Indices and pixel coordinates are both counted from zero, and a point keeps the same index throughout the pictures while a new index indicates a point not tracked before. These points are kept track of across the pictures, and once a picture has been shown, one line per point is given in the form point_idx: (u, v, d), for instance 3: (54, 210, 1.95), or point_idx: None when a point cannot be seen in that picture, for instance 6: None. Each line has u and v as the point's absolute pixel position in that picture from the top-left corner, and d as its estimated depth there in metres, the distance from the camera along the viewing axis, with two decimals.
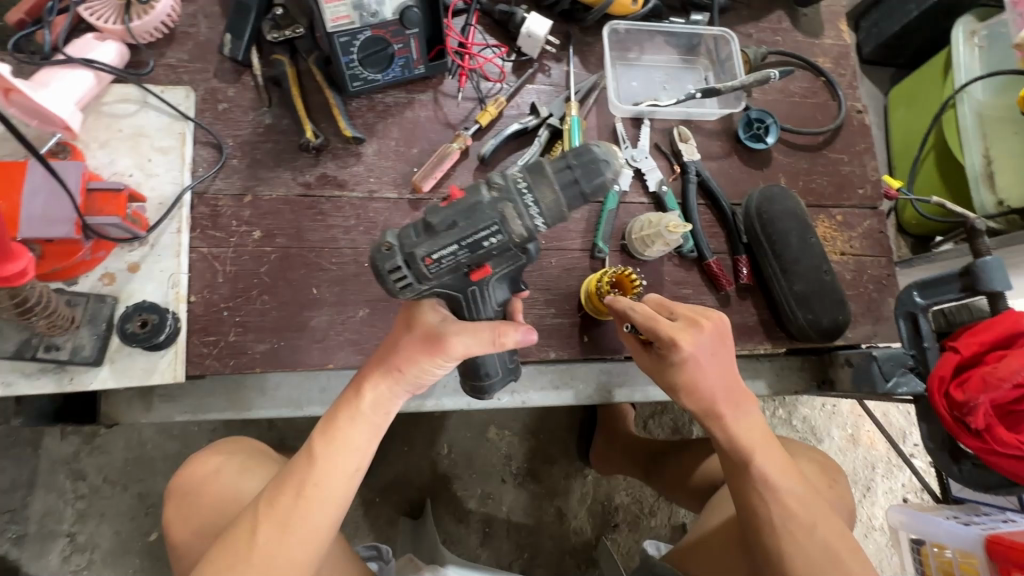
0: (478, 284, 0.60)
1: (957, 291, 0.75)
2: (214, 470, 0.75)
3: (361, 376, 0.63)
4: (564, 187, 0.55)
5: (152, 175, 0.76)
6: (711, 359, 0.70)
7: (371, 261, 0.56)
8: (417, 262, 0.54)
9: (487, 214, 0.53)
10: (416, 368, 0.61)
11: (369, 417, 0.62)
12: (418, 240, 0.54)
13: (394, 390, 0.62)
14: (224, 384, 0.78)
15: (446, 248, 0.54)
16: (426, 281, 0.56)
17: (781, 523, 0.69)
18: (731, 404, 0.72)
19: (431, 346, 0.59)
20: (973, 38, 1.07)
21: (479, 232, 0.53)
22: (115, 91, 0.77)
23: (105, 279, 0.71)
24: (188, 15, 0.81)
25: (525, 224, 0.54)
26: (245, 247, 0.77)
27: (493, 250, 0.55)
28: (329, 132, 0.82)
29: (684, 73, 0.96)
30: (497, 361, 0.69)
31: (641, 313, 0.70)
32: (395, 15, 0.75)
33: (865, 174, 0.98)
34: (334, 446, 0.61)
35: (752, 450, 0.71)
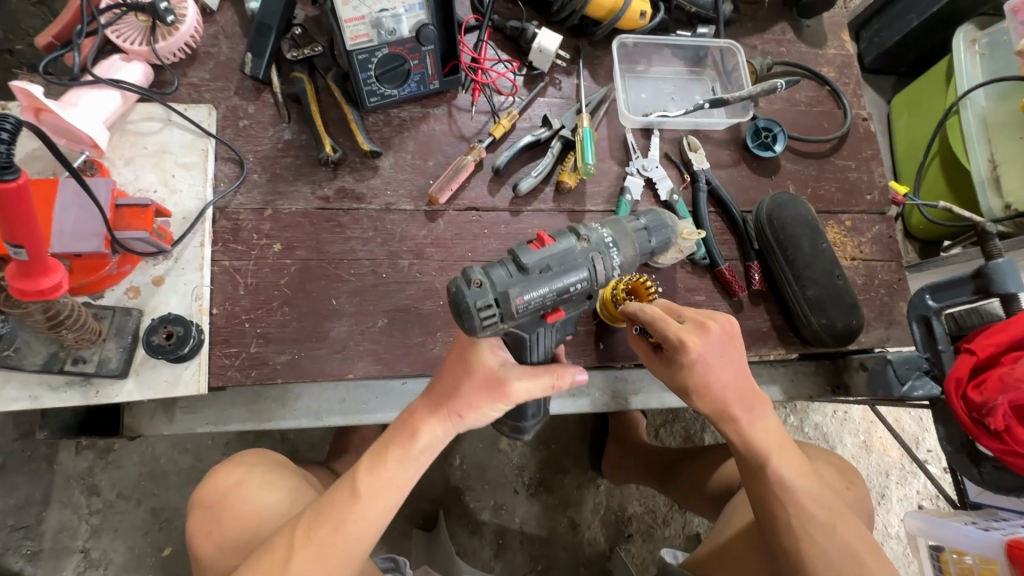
0: (544, 328, 0.65)
1: (969, 293, 0.76)
2: (237, 483, 0.75)
3: (411, 414, 0.64)
4: (638, 246, 0.69)
5: (176, 191, 0.77)
6: (723, 360, 0.70)
7: (457, 299, 0.58)
8: (509, 302, 0.59)
9: (582, 263, 0.63)
10: (475, 413, 0.63)
11: (415, 455, 0.63)
12: (515, 282, 0.59)
13: (438, 429, 0.63)
14: (244, 396, 0.79)
15: (538, 290, 0.60)
16: (509, 320, 0.60)
17: (801, 527, 0.69)
18: (745, 407, 0.72)
19: (494, 390, 0.62)
20: (974, 45, 1.09)
21: (571, 278, 0.62)
22: (140, 110, 0.79)
23: (130, 293, 0.72)
24: (210, 35, 0.84)
25: (607, 273, 0.65)
26: (266, 259, 0.78)
27: (574, 295, 0.64)
28: (347, 146, 0.83)
29: (692, 84, 0.98)
30: (532, 407, 0.76)
31: (651, 315, 0.70)
32: (412, 33, 0.78)
33: (872, 180, 0.99)
34: (377, 480, 0.62)
35: (770, 453, 0.71)
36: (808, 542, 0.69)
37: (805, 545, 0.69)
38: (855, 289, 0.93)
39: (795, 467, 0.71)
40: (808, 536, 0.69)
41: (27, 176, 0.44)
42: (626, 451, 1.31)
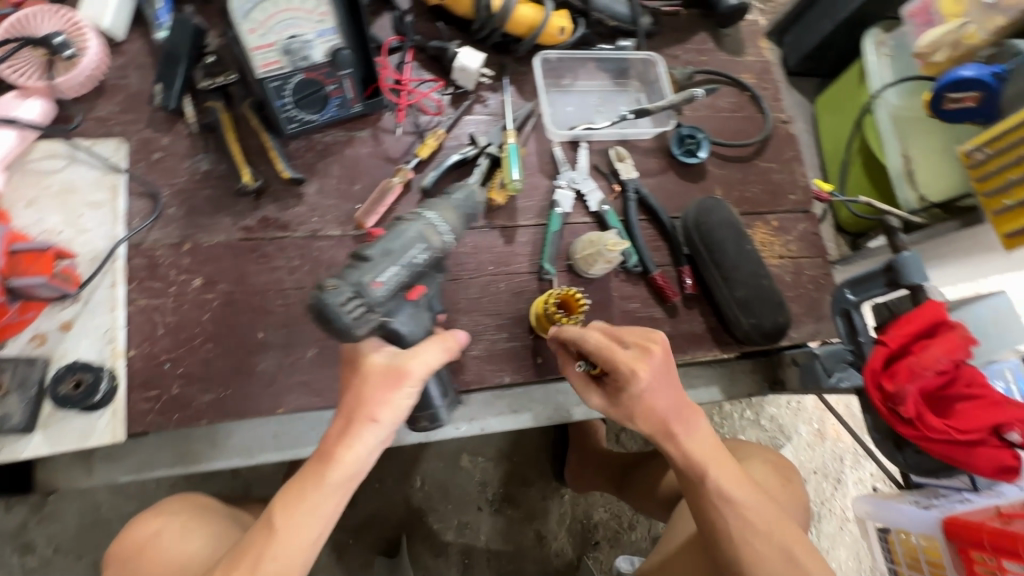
0: (414, 308, 0.65)
1: (882, 285, 0.79)
2: (155, 533, 0.72)
3: (335, 438, 0.58)
4: (464, 208, 0.69)
5: (84, 230, 0.74)
6: (658, 382, 0.70)
7: (320, 305, 0.56)
8: (366, 291, 0.58)
9: (416, 236, 0.62)
10: (389, 410, 0.59)
11: (339, 483, 0.59)
12: (360, 270, 0.58)
13: (363, 447, 0.58)
14: (168, 439, 0.75)
15: (388, 270, 0.60)
16: (376, 309, 0.59)
17: (741, 537, 0.70)
18: (682, 424, 0.72)
19: (392, 377, 0.59)
20: (881, 48, 1.15)
21: (413, 250, 0.62)
22: (41, 148, 0.75)
23: (35, 341, 0.69)
24: (117, 67, 0.81)
25: (444, 239, 0.65)
26: (186, 296, 0.75)
27: (425, 266, 0.64)
28: (269, 174, 0.82)
29: (617, 95, 1.00)
30: (434, 387, 0.70)
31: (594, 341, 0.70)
32: (326, 58, 0.76)
33: (795, 181, 1.03)
34: (295, 513, 0.58)
35: (707, 464, 0.72)
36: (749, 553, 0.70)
37: (744, 553, 0.70)
38: (784, 287, 0.96)
39: (734, 478, 0.72)
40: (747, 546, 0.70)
41: None
42: (587, 459, 1.31)
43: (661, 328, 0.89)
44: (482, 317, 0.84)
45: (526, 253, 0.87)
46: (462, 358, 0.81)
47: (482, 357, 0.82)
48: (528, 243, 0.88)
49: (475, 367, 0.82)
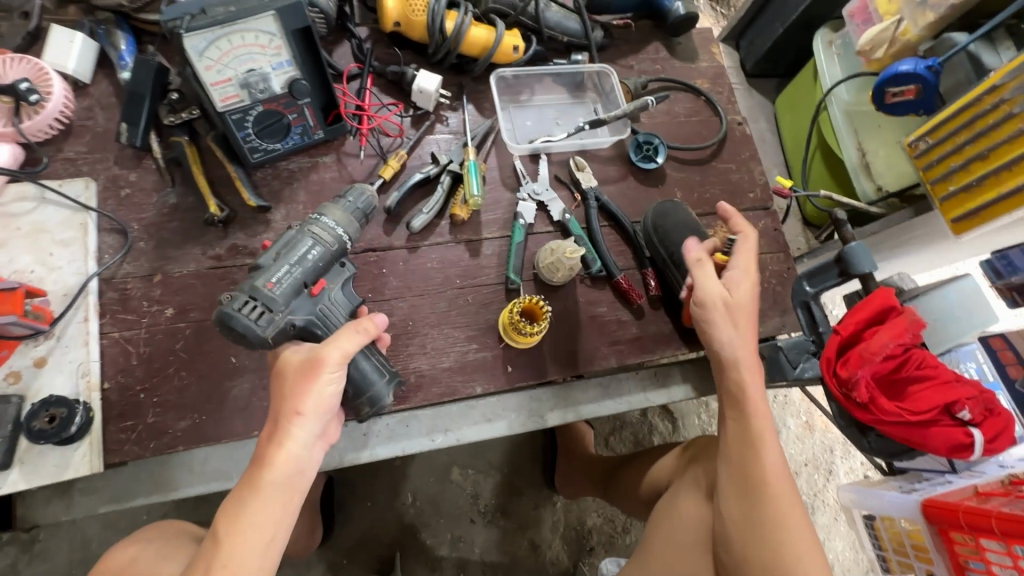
0: (322, 303, 0.67)
1: (835, 277, 0.82)
2: (130, 559, 0.71)
3: (267, 441, 0.57)
4: (354, 207, 0.72)
5: (55, 268, 0.76)
6: (745, 321, 0.75)
7: (222, 318, 0.61)
8: (260, 293, 0.62)
9: (304, 236, 0.67)
10: (313, 401, 0.58)
11: (279, 483, 0.56)
12: (252, 279, 0.63)
13: (298, 443, 0.57)
14: (144, 470, 0.76)
15: (280, 270, 0.64)
16: (277, 309, 0.63)
17: (770, 492, 0.69)
18: (754, 375, 0.73)
19: (310, 369, 0.58)
20: (831, 47, 1.19)
21: (303, 248, 0.66)
22: (11, 191, 0.78)
23: (10, 378, 0.70)
24: (83, 108, 0.84)
25: (335, 234, 0.69)
26: (158, 326, 0.77)
27: (322, 261, 0.67)
28: (236, 203, 0.84)
29: (575, 107, 1.04)
30: (366, 366, 0.67)
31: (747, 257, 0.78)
32: (285, 89, 0.79)
33: (753, 179, 1.06)
34: (238, 520, 0.54)
35: (762, 421, 0.72)
36: (777, 509, 0.68)
37: (770, 511, 0.68)
38: None
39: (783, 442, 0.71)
40: (772, 505, 0.68)
41: None
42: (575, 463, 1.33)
43: (628, 331, 0.91)
44: (451, 330, 0.86)
45: (492, 265, 0.90)
46: (433, 372, 0.83)
47: (452, 369, 0.84)
48: (493, 255, 0.90)
49: (446, 379, 0.83)
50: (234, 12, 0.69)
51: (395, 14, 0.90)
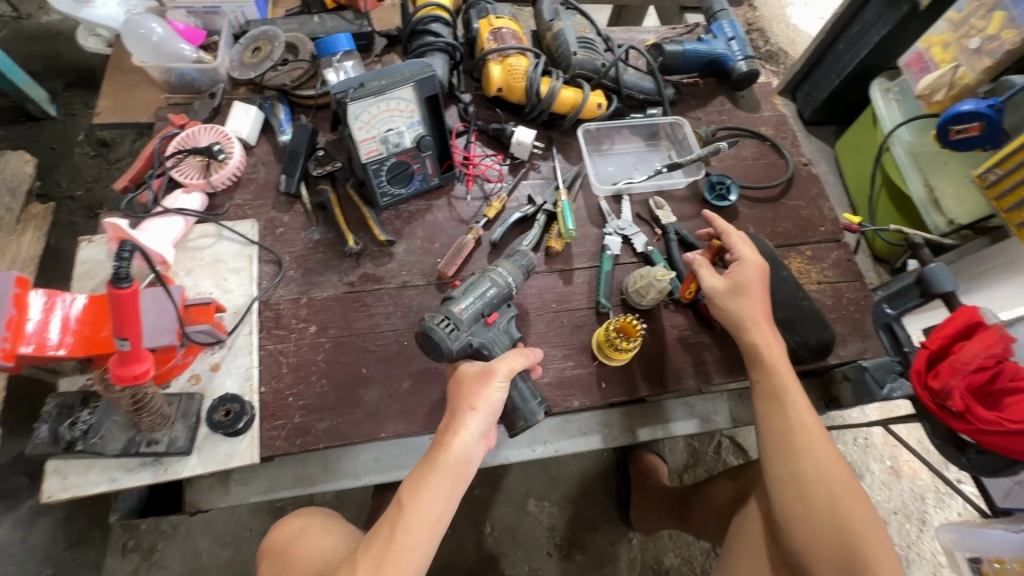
0: (494, 334, 0.83)
1: (917, 297, 0.87)
2: (300, 529, 0.86)
3: (445, 429, 0.72)
4: (523, 259, 0.88)
5: (228, 290, 0.92)
6: (760, 292, 0.88)
7: (423, 330, 0.77)
8: (454, 315, 0.79)
9: (483, 281, 0.83)
10: (484, 400, 0.73)
11: (452, 464, 0.70)
12: (446, 304, 0.80)
13: (468, 435, 0.71)
14: (288, 467, 0.88)
15: (467, 301, 0.80)
16: (462, 329, 0.79)
17: (805, 446, 0.79)
18: (767, 338, 0.85)
19: (484, 376, 0.74)
20: (889, 93, 1.28)
21: (484, 287, 0.82)
22: (197, 230, 0.96)
23: (192, 380, 0.84)
24: (251, 165, 1.03)
25: (503, 280, 0.84)
26: (304, 340, 0.91)
27: (495, 298, 0.83)
28: (366, 239, 1.00)
29: (651, 154, 1.16)
30: (522, 390, 0.79)
31: (743, 251, 0.91)
32: (413, 143, 0.96)
33: (822, 215, 1.13)
34: (417, 492, 0.70)
35: (785, 379, 0.83)
36: (810, 459, 0.78)
37: (804, 457, 0.78)
38: (826, 309, 1.02)
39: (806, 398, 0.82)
40: (807, 458, 0.78)
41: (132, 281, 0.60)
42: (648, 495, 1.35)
43: (712, 352, 0.97)
44: (548, 349, 0.95)
45: (583, 291, 1.00)
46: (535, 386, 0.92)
47: (552, 383, 0.92)
48: (584, 283, 1.00)
49: (546, 393, 0.92)
50: (386, 84, 0.87)
51: (498, 81, 1.07)
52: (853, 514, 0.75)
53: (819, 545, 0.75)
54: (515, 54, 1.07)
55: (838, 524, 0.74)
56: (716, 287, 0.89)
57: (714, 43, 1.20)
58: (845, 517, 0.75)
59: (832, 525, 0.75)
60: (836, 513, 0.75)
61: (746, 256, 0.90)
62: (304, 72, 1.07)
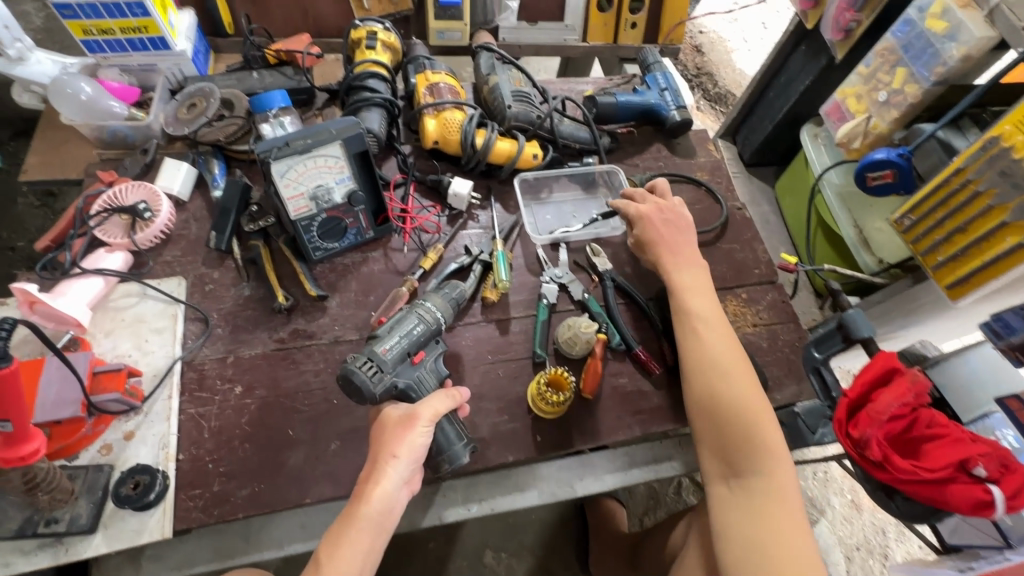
0: (421, 372, 0.81)
1: (841, 341, 0.88)
2: None
3: (365, 479, 0.71)
4: (450, 293, 0.90)
5: (148, 352, 0.89)
6: (679, 242, 0.98)
7: (344, 373, 0.75)
8: (377, 357, 0.77)
9: (410, 318, 0.82)
10: (407, 447, 0.72)
11: (373, 517, 0.69)
12: (370, 345, 0.78)
13: (390, 483, 0.70)
14: (207, 538, 0.84)
15: (393, 341, 0.79)
16: (386, 371, 0.77)
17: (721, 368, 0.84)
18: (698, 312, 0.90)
19: (407, 421, 0.72)
20: (817, 138, 1.33)
21: (411, 324, 0.82)
22: (120, 289, 0.93)
23: (103, 450, 0.80)
24: (182, 221, 1.02)
25: (431, 315, 0.84)
26: (228, 402, 0.88)
27: (422, 336, 0.82)
28: (299, 294, 0.98)
29: (589, 202, 1.18)
30: (449, 431, 0.78)
31: (636, 207, 1.01)
32: (344, 199, 0.96)
33: (757, 257, 1.15)
34: (337, 551, 0.68)
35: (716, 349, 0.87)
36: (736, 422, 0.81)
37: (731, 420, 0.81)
38: (761, 352, 1.03)
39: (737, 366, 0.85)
40: (723, 378, 0.84)
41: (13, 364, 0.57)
42: (605, 543, 1.32)
43: (649, 400, 0.97)
44: (484, 403, 0.93)
45: (520, 341, 0.99)
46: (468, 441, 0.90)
47: (486, 439, 0.91)
48: (521, 332, 1.00)
49: (480, 450, 0.89)
50: (312, 143, 0.87)
51: (434, 134, 1.09)
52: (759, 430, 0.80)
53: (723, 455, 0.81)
54: (451, 108, 1.10)
55: (742, 435, 0.80)
56: (631, 244, 1.04)
57: (647, 94, 1.25)
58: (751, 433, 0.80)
59: (736, 436, 0.80)
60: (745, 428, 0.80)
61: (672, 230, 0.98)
62: (238, 128, 1.07)
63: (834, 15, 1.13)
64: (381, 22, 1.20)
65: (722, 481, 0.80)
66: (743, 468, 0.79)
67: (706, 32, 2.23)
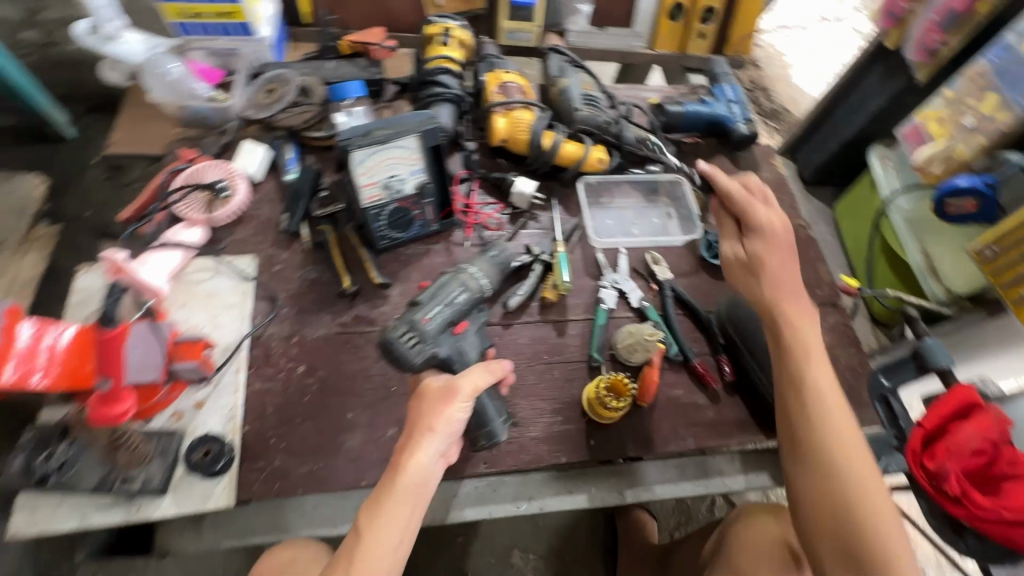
0: (462, 340, 0.82)
1: (915, 371, 0.86)
2: (291, 558, 0.85)
3: (401, 450, 0.69)
4: (495, 260, 0.89)
5: (220, 326, 0.92)
6: (785, 258, 0.79)
7: (385, 343, 0.75)
8: (419, 326, 0.76)
9: (454, 286, 0.81)
10: (443, 421, 0.71)
11: (410, 488, 0.68)
12: (411, 314, 0.77)
13: (426, 455, 0.69)
14: (264, 511, 0.86)
15: (433, 309, 0.78)
16: (427, 341, 0.77)
17: (836, 441, 0.73)
18: (805, 347, 0.78)
19: (448, 394, 0.71)
20: (886, 161, 1.31)
21: (454, 292, 0.81)
22: (195, 263, 0.97)
23: (175, 417, 0.83)
24: (255, 202, 1.05)
25: (475, 284, 0.84)
26: (292, 380, 0.90)
27: (463, 305, 0.81)
28: (362, 280, 1.00)
29: (650, 209, 1.19)
30: (490, 407, 0.83)
31: (740, 194, 0.82)
32: (414, 190, 0.97)
33: (819, 278, 1.12)
34: (376, 520, 0.67)
35: (825, 393, 0.75)
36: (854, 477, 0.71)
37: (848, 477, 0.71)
38: None
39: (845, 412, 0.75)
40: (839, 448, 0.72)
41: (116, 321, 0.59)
42: (637, 555, 1.29)
43: (705, 414, 0.95)
44: (538, 402, 0.93)
45: (576, 344, 0.99)
46: (521, 439, 0.90)
47: (539, 439, 0.91)
48: (577, 335, 1.00)
49: (532, 449, 0.90)
50: (391, 133, 0.88)
51: (503, 132, 1.09)
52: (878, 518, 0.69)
53: (826, 535, 0.70)
54: (520, 108, 1.10)
55: (855, 517, 0.69)
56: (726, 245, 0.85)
57: (715, 105, 1.23)
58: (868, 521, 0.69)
59: (844, 519, 0.69)
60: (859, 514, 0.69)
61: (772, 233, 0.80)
62: (314, 115, 1.10)
63: (920, 36, 1.11)
64: (456, 20, 1.22)
65: (829, 543, 0.70)
66: (858, 535, 0.69)
67: (764, 46, 2.20)
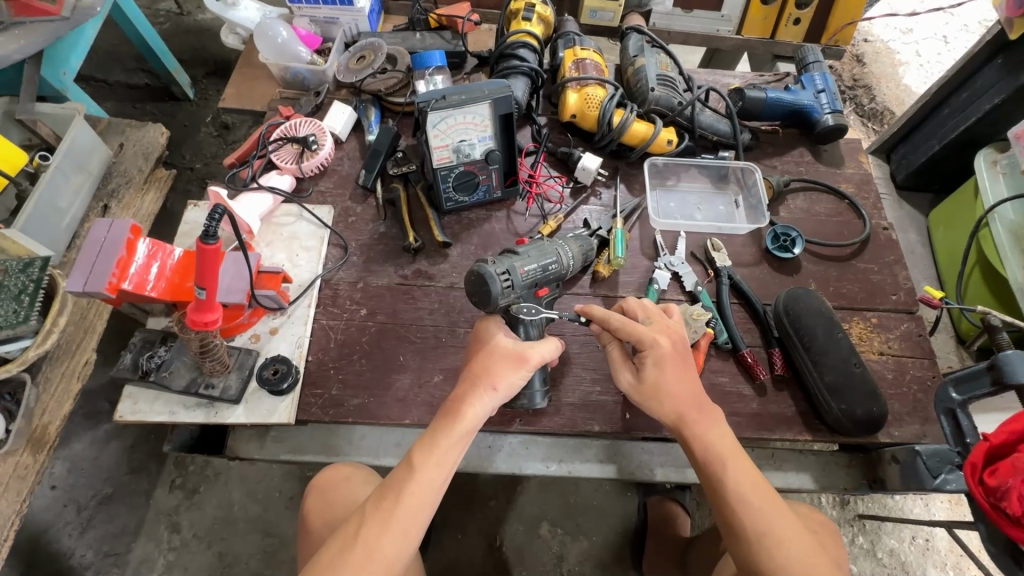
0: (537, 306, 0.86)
1: (988, 384, 0.85)
2: (346, 477, 0.91)
3: (460, 397, 0.71)
4: (585, 246, 0.95)
5: (298, 266, 1.02)
6: (669, 366, 0.77)
7: (481, 274, 0.80)
8: (514, 272, 0.82)
9: (551, 251, 0.88)
10: (506, 383, 0.73)
11: (462, 432, 0.69)
12: (511, 260, 0.84)
13: (482, 407, 0.71)
14: (320, 433, 0.97)
15: (531, 265, 0.85)
16: (516, 288, 0.82)
17: (738, 492, 0.70)
18: (702, 417, 0.75)
19: (517, 360, 0.75)
20: (996, 166, 1.18)
21: (550, 259, 0.87)
22: (282, 209, 1.07)
23: (253, 338, 0.95)
24: (338, 158, 1.14)
25: (567, 259, 0.89)
26: (354, 320, 0.98)
27: (552, 274, 0.87)
28: (426, 238, 1.07)
29: (717, 196, 1.16)
30: (538, 374, 0.88)
31: (621, 317, 0.81)
32: (482, 156, 1.02)
33: (897, 283, 1.05)
34: (430, 455, 0.68)
35: (726, 461, 0.72)
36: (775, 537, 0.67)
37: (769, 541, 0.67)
38: (885, 383, 0.95)
39: (753, 478, 0.71)
40: (744, 497, 0.69)
41: (202, 244, 0.66)
42: (665, 545, 1.27)
43: (749, 405, 0.93)
44: (579, 370, 0.95)
45: None
46: (558, 403, 0.93)
47: (576, 405, 0.93)
48: None
49: (568, 413, 0.92)
50: (465, 99, 0.93)
51: (573, 108, 1.12)
52: (802, 553, 0.66)
53: None
54: (594, 84, 1.12)
55: None
56: (631, 373, 0.80)
57: (800, 93, 1.17)
58: (787, 565, 0.66)
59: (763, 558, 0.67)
60: (771, 559, 0.66)
61: (653, 336, 0.78)
62: (398, 81, 1.17)
63: None
64: None
65: None
66: None
67: (871, 41, 2.03)
